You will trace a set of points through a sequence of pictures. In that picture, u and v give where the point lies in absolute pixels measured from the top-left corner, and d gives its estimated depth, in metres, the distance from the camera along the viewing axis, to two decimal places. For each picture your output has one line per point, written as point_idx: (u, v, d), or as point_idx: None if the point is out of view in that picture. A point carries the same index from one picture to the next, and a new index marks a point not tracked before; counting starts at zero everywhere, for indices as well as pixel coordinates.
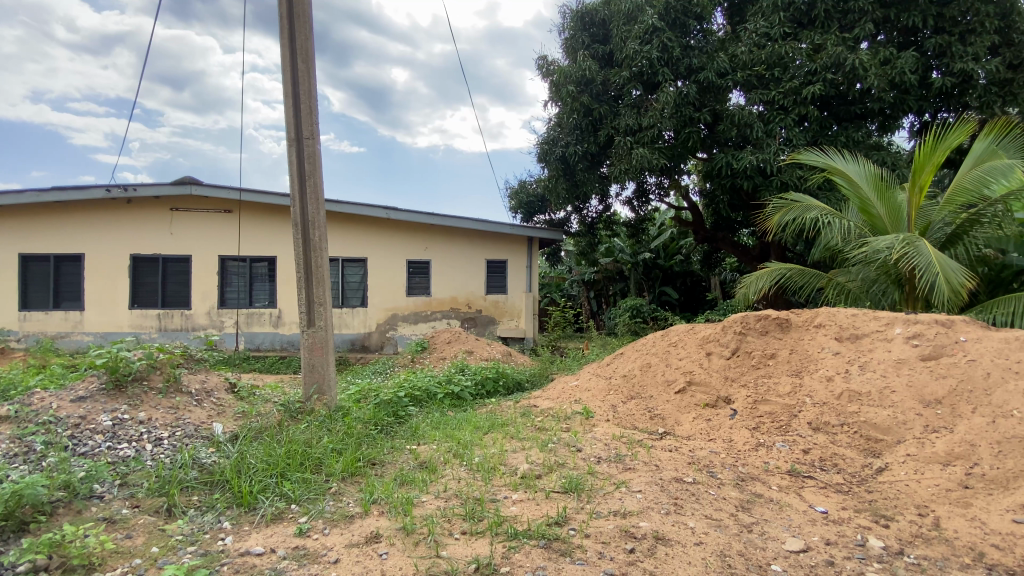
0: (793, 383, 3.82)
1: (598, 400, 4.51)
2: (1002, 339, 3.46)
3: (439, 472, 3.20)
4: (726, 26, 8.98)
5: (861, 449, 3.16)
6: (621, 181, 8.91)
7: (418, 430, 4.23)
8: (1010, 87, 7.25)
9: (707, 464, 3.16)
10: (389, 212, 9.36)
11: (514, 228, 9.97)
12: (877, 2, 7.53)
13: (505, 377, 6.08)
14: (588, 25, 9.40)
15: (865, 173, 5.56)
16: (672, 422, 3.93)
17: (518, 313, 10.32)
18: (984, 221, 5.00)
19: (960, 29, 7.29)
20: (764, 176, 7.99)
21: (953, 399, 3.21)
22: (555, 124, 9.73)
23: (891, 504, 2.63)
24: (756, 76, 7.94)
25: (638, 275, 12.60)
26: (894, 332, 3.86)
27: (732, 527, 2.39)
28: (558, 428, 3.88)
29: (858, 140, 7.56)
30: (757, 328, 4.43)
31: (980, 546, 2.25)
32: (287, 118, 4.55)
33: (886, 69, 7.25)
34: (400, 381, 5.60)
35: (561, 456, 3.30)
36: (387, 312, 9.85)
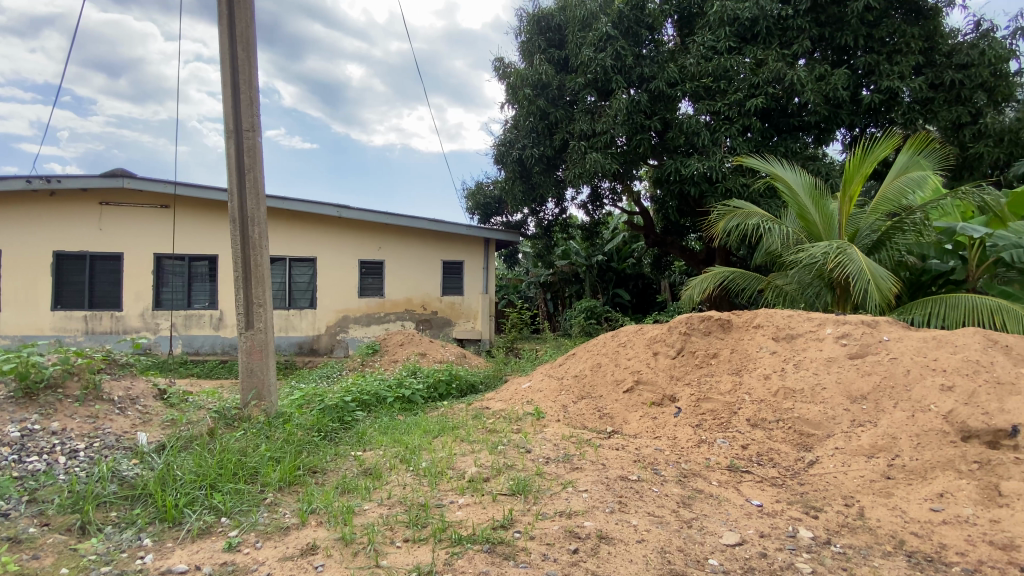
0: (733, 381, 3.96)
1: (549, 400, 4.52)
2: (920, 339, 3.71)
3: (384, 478, 3.11)
4: (676, 37, 9.29)
5: (795, 444, 3.30)
6: (576, 184, 9.04)
7: (365, 436, 4.10)
8: (930, 106, 7.75)
9: (652, 461, 3.21)
10: (340, 210, 9.06)
11: (471, 229, 9.88)
12: (813, 21, 7.99)
13: (458, 379, 5.99)
14: (544, 29, 9.49)
15: (802, 181, 5.87)
16: (620, 421, 3.99)
17: (474, 314, 10.24)
18: (906, 228, 5.38)
19: (887, 49, 7.82)
20: (710, 183, 8.29)
21: (877, 394, 3.42)
22: (512, 127, 9.76)
23: (820, 495, 2.77)
24: (703, 87, 8.26)
25: (592, 277, 12.80)
26: (825, 332, 4.07)
27: (673, 523, 2.44)
28: (509, 430, 3.85)
29: (795, 150, 7.97)
30: (700, 328, 4.58)
31: (901, 534, 2.38)
32: (225, 108, 4.32)
33: (821, 84, 7.70)
34: (348, 385, 5.42)
35: (510, 458, 3.27)
36: (338, 314, 9.54)
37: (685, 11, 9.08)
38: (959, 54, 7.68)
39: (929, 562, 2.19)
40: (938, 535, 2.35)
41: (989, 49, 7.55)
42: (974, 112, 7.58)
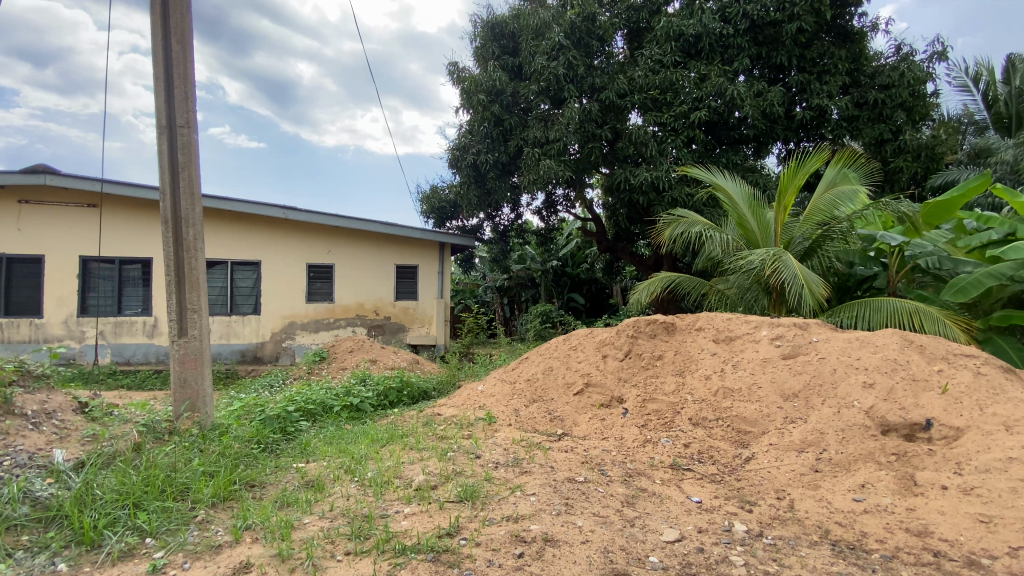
0: (677, 382, 4.11)
1: (501, 405, 4.51)
2: (845, 339, 3.96)
3: (327, 490, 3.00)
4: (626, 50, 9.58)
5: (733, 441, 3.45)
6: (530, 190, 9.12)
7: (308, 447, 3.95)
8: (856, 123, 8.28)
9: (599, 462, 3.28)
10: (286, 211, 8.72)
11: (425, 233, 9.72)
12: (752, 40, 8.44)
13: (410, 386, 5.87)
14: (498, 35, 9.54)
15: (742, 192, 6.17)
16: (570, 423, 4.05)
17: (429, 319, 10.11)
18: (834, 237, 5.78)
19: (817, 69, 8.36)
20: (658, 192, 8.59)
21: (807, 392, 3.62)
22: (466, 131, 9.74)
23: (755, 490, 2.90)
24: (651, 99, 8.56)
25: (547, 282, 12.96)
26: (761, 334, 4.28)
27: (617, 522, 2.49)
28: (459, 436, 3.81)
29: (736, 162, 8.38)
30: (647, 331, 4.72)
31: (827, 523, 2.53)
32: (158, 103, 4.08)
33: (759, 100, 8.13)
34: (292, 394, 5.21)
35: (459, 464, 3.23)
36: (284, 320, 9.17)
37: (635, 25, 9.38)
38: (881, 76, 8.26)
39: (851, 549, 2.33)
40: (859, 524, 2.51)
41: (908, 71, 8.13)
42: (894, 129, 8.14)
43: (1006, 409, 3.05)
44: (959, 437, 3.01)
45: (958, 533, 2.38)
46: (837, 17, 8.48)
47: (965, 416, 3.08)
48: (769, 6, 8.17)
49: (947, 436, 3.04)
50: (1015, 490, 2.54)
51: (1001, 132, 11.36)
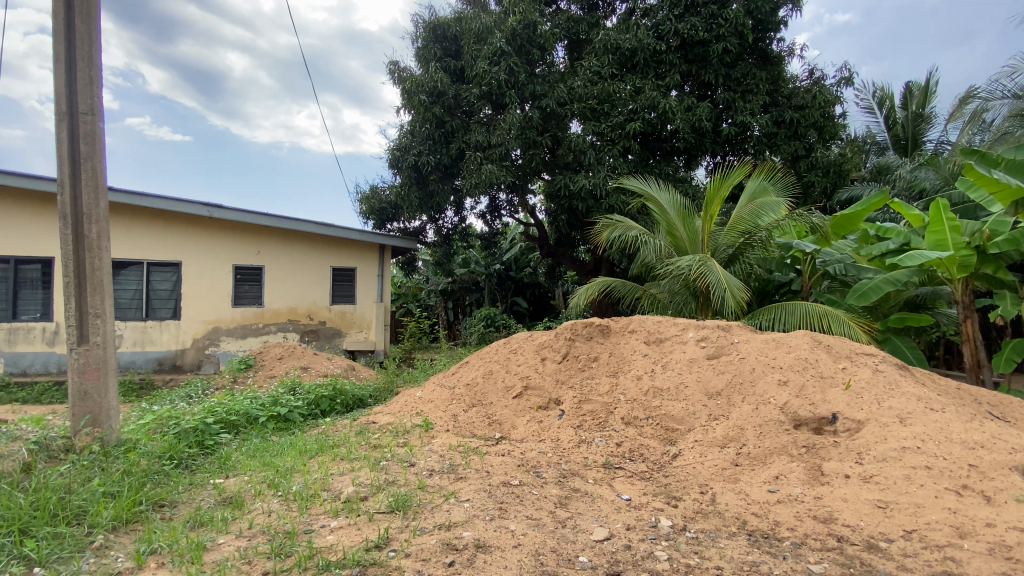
0: (611, 383, 4.23)
1: (439, 410, 4.43)
2: (763, 340, 4.23)
3: (246, 506, 2.82)
4: (567, 60, 9.81)
5: (662, 439, 3.60)
6: (472, 194, 9.09)
7: (228, 461, 3.69)
8: (775, 140, 8.88)
9: (535, 464, 3.29)
10: (210, 209, 8.14)
11: (363, 235, 9.40)
12: (682, 57, 8.90)
13: (344, 394, 5.64)
14: (440, 37, 9.47)
15: (672, 201, 6.46)
16: (508, 426, 4.05)
17: (368, 324, 9.80)
18: (754, 244, 6.16)
19: (742, 88, 8.91)
20: (596, 199, 8.84)
21: (728, 390, 3.84)
22: (407, 132, 9.57)
23: (681, 486, 3.02)
24: (590, 108, 8.80)
25: (491, 285, 12.98)
26: (688, 335, 4.50)
27: (549, 524, 2.50)
28: (394, 444, 3.70)
29: (668, 173, 8.77)
30: (583, 334, 4.82)
31: (745, 515, 2.67)
32: (58, 87, 3.70)
33: (689, 114, 8.56)
34: (212, 405, 4.87)
35: (392, 473, 3.12)
36: (207, 325, 8.57)
37: (574, 36, 9.64)
38: (796, 97, 8.91)
39: (765, 537, 2.46)
40: (773, 513, 2.66)
41: (820, 93, 8.80)
42: (807, 147, 8.81)
43: (899, 403, 3.36)
44: (860, 429, 3.29)
45: (859, 518, 2.57)
46: (758, 40, 9.12)
47: (865, 410, 3.37)
48: (697, 26, 8.65)
49: (850, 428, 3.31)
50: (907, 478, 2.79)
51: (899, 153, 12.60)
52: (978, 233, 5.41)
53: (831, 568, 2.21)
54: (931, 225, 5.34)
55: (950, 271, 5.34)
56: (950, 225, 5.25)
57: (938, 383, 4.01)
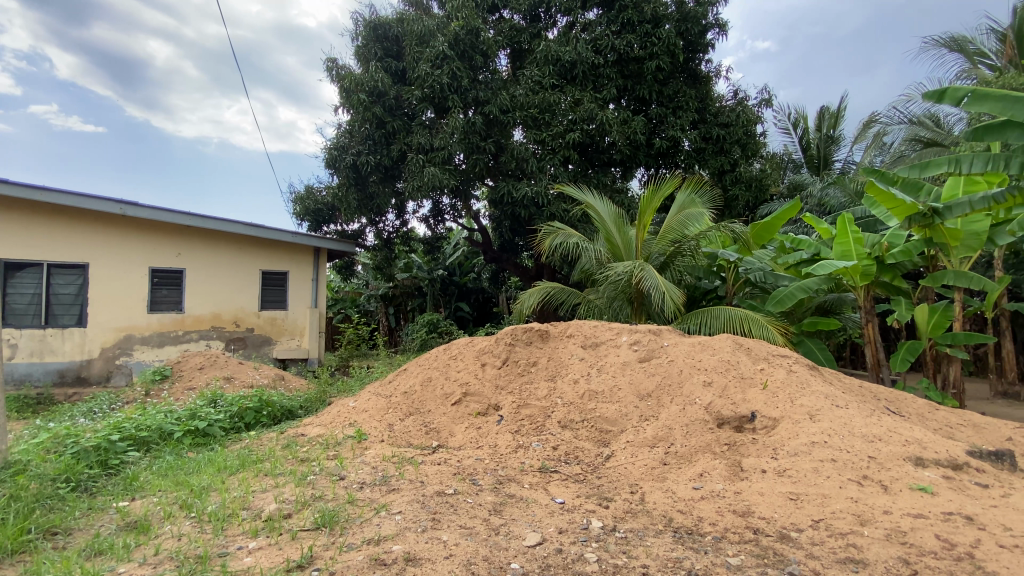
0: (549, 388, 4.28)
1: (375, 420, 4.29)
2: (690, 344, 4.44)
3: (153, 531, 2.59)
4: (510, 68, 9.93)
5: (596, 440, 3.69)
6: (414, 198, 8.93)
7: (135, 482, 3.38)
8: (703, 155, 9.35)
9: (471, 472, 3.25)
10: (123, 207, 7.45)
11: (296, 236, 8.97)
12: (619, 73, 9.24)
13: (271, 406, 5.32)
14: (381, 37, 9.27)
15: (608, 210, 6.66)
16: (446, 434, 4.00)
17: (301, 331, 9.37)
18: (683, 253, 6.47)
19: (674, 104, 9.34)
20: (538, 206, 8.98)
21: (659, 392, 3.99)
22: (345, 132, 9.29)
23: (613, 487, 3.10)
24: (531, 117, 8.94)
25: (433, 291, 12.82)
26: (622, 339, 4.65)
27: (482, 532, 2.48)
28: (323, 457, 3.53)
29: (605, 183, 9.03)
30: (523, 339, 4.85)
31: (671, 512, 2.77)
32: None
33: (625, 127, 8.89)
34: (118, 420, 4.45)
35: (319, 488, 2.97)
36: (118, 333, 7.86)
37: (516, 45, 9.76)
38: (722, 115, 9.39)
39: (689, 533, 2.56)
40: (696, 510, 2.78)
41: (743, 113, 9.33)
42: (732, 162, 9.31)
43: (810, 401, 3.63)
44: (775, 426, 3.52)
45: (773, 510, 2.73)
46: (689, 60, 9.60)
47: (780, 408, 3.61)
48: (633, 43, 9.02)
49: (767, 425, 3.54)
50: (816, 470, 3.01)
51: (812, 171, 13.67)
52: (877, 244, 5.97)
53: (748, 560, 2.32)
54: (838, 236, 5.85)
55: (854, 279, 5.86)
56: (854, 238, 5.78)
57: (844, 382, 4.37)
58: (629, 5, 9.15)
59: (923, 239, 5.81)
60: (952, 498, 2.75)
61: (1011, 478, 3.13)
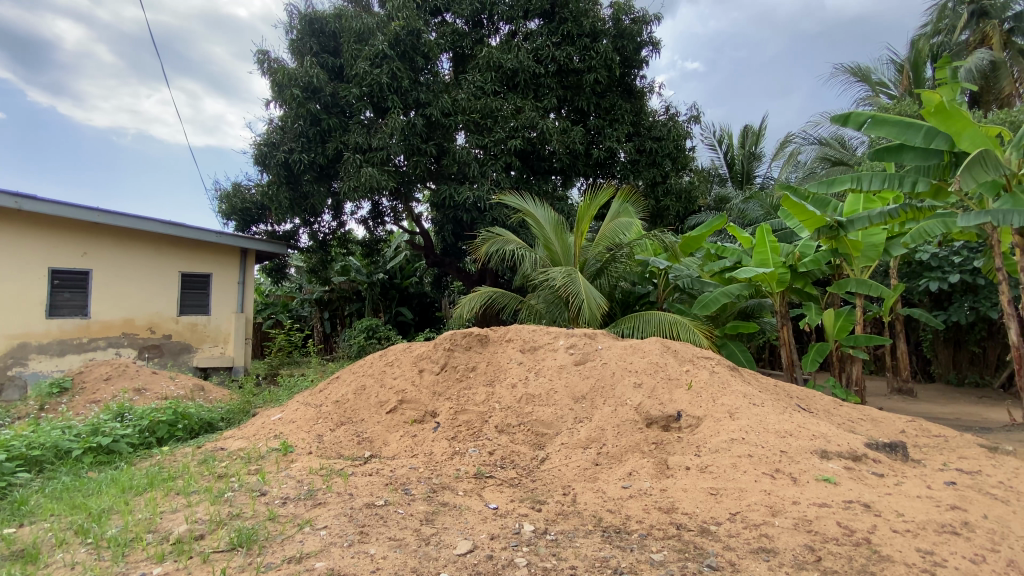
0: (487, 392, 4.27)
1: (303, 431, 4.09)
2: (623, 347, 4.59)
3: (42, 560, 2.33)
4: (451, 72, 9.90)
5: (532, 444, 3.72)
6: (350, 198, 8.65)
7: (23, 506, 3.03)
8: (637, 166, 9.69)
9: (404, 481, 3.17)
10: (19, 201, 6.67)
11: (221, 236, 8.43)
12: (559, 83, 9.45)
13: (187, 418, 4.94)
14: (317, 32, 8.96)
15: (548, 217, 6.79)
16: (379, 443, 3.88)
17: (224, 337, 8.80)
18: (617, 258, 6.71)
19: (611, 116, 9.62)
20: (480, 211, 9.00)
21: (593, 394, 4.10)
22: (277, 128, 8.87)
23: (546, 489, 3.14)
24: (473, 122, 8.94)
25: (373, 295, 12.45)
26: (559, 343, 4.74)
27: (412, 543, 2.42)
28: (244, 472, 3.33)
29: (546, 190, 9.18)
30: (462, 344, 4.82)
31: (601, 512, 2.84)
32: None
33: (565, 137, 9.07)
34: (3, 439, 3.98)
35: (237, 506, 2.79)
36: (10, 341, 7.01)
37: (458, 50, 9.75)
38: (655, 129, 9.80)
39: (617, 532, 2.63)
40: (625, 509, 2.87)
41: (674, 128, 9.79)
42: (663, 175, 9.68)
43: (730, 400, 3.85)
44: (699, 424, 3.71)
45: (696, 506, 2.86)
46: (626, 74, 9.94)
47: (703, 407, 3.81)
48: (572, 56, 9.28)
49: (691, 424, 3.72)
50: (734, 465, 3.19)
51: (736, 185, 14.58)
52: (790, 254, 6.42)
53: (670, 555, 2.42)
54: (757, 246, 6.23)
55: (771, 286, 6.33)
56: (771, 247, 6.19)
57: (761, 382, 4.67)
58: (568, 18, 9.40)
59: (830, 250, 6.32)
60: (851, 487, 3.01)
61: (902, 467, 3.46)
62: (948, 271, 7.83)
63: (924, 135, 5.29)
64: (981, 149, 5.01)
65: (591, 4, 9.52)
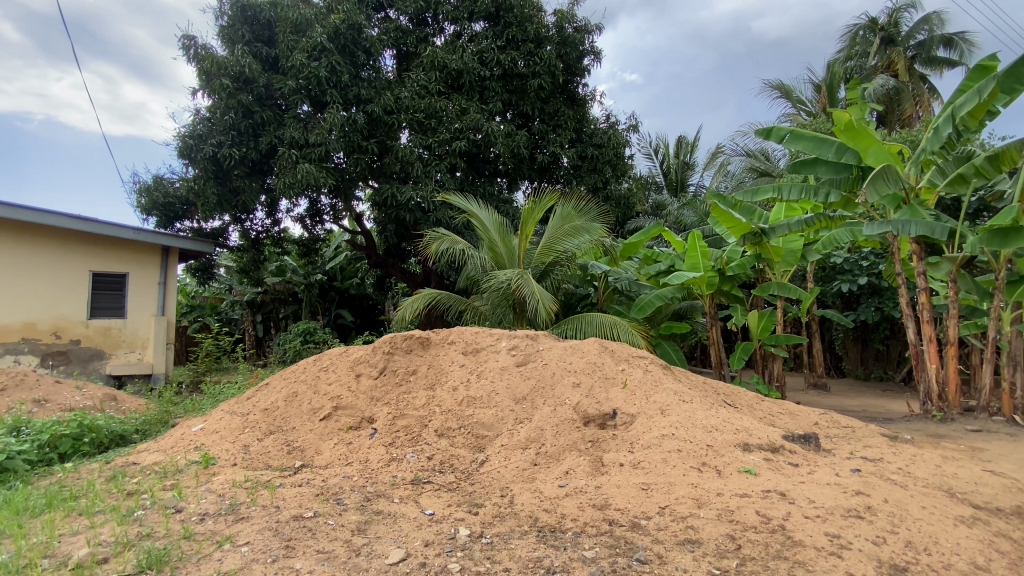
0: (427, 396, 4.21)
1: (227, 442, 3.87)
2: (563, 348, 4.66)
3: None
4: (394, 69, 9.71)
5: (471, 446, 3.72)
6: (285, 195, 8.28)
7: None
8: (580, 172, 9.89)
9: (336, 491, 3.06)
10: None
11: (139, 233, 7.81)
12: (504, 87, 9.50)
13: (96, 431, 4.52)
14: (249, 20, 8.53)
15: (492, 219, 6.82)
16: (311, 452, 3.73)
17: (143, 342, 8.09)
18: (561, 262, 6.85)
19: (553, 121, 9.76)
20: (423, 211, 8.87)
21: (533, 394, 4.15)
22: (204, 118, 8.34)
23: (484, 492, 3.13)
24: (417, 121, 8.81)
25: (311, 297, 11.98)
26: (501, 345, 4.75)
27: (341, 555, 2.34)
28: (157, 488, 3.08)
29: (491, 192, 9.21)
30: (402, 347, 4.74)
31: (537, 512, 2.87)
32: None
33: (510, 141, 9.10)
34: None
35: (147, 524, 2.59)
36: None
37: (402, 47, 9.59)
38: (596, 136, 10.02)
39: (552, 531, 2.67)
40: (560, 507, 2.92)
41: (614, 136, 10.05)
42: (604, 181, 9.92)
43: (662, 397, 4.00)
44: (632, 422, 3.84)
45: (628, 501, 2.96)
46: (569, 82, 10.12)
47: (637, 405, 3.95)
48: (517, 60, 9.34)
49: (626, 422, 3.84)
50: (664, 460, 3.33)
51: (671, 192, 15.26)
52: (720, 258, 6.81)
53: (602, 552, 2.48)
54: (689, 250, 6.57)
55: (701, 289, 6.66)
56: (701, 252, 6.53)
57: (691, 379, 4.90)
58: (513, 23, 9.47)
59: (754, 255, 6.73)
60: (769, 477, 3.22)
61: (814, 457, 3.74)
62: (858, 274, 8.55)
63: (836, 150, 5.79)
64: (883, 164, 5.52)
65: (535, 11, 9.64)
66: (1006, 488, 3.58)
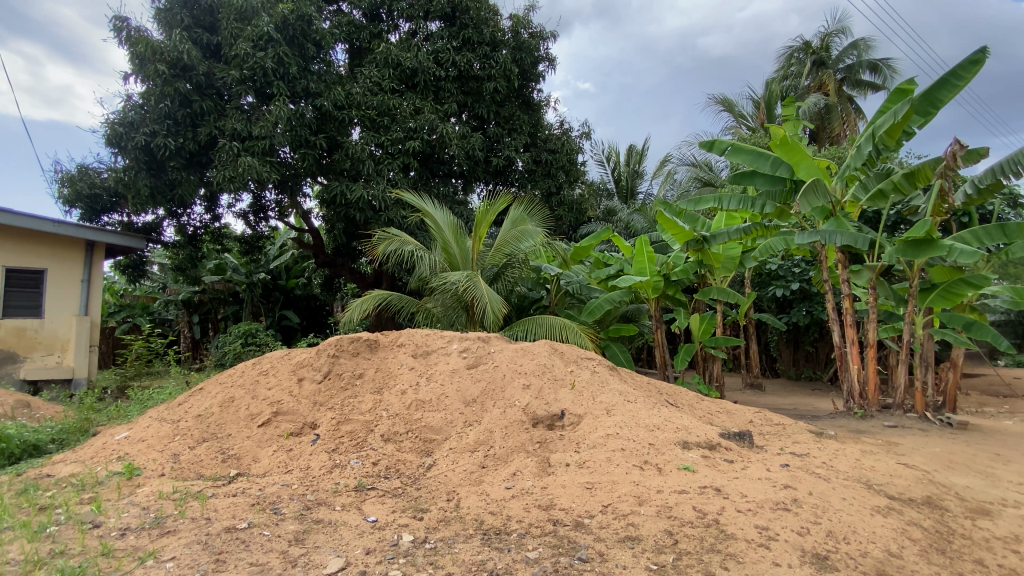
0: (374, 400, 4.13)
1: (154, 451, 3.64)
2: (514, 350, 4.69)
3: None
4: (347, 64, 9.48)
5: (419, 451, 3.67)
6: (225, 189, 7.87)
7: None
8: (534, 176, 9.99)
9: (274, 500, 2.95)
10: None
11: (60, 226, 7.20)
12: (460, 89, 9.46)
13: (4, 441, 4.13)
14: (190, 4, 8.11)
15: (446, 220, 6.77)
16: (248, 460, 3.56)
17: (62, 345, 7.49)
18: (514, 264, 6.89)
19: (508, 125, 9.79)
20: (374, 210, 8.68)
21: (482, 397, 4.15)
22: (136, 105, 7.82)
23: (429, 496, 3.10)
24: (368, 118, 8.64)
25: (253, 297, 11.44)
26: (452, 347, 4.73)
27: (276, 567, 2.25)
28: (73, 502, 2.86)
29: (444, 193, 9.15)
30: (349, 350, 4.63)
31: (483, 515, 2.87)
32: None
33: (465, 142, 9.04)
34: None
35: (61, 541, 2.40)
36: None
37: (354, 43, 9.38)
38: (551, 142, 10.15)
39: (496, 534, 2.68)
40: (506, 509, 2.93)
41: (568, 142, 10.22)
42: (558, 186, 10.05)
43: (607, 398, 4.11)
44: (579, 422, 3.91)
45: (572, 501, 3.01)
46: (524, 87, 10.22)
47: (584, 406, 4.03)
48: (472, 62, 9.34)
49: (573, 422, 3.91)
50: (608, 459, 3.42)
51: (621, 199, 15.69)
52: (665, 264, 7.07)
53: (545, 552, 2.52)
54: (636, 255, 6.76)
55: (648, 293, 6.88)
56: (648, 257, 6.75)
57: (637, 380, 5.05)
58: (469, 25, 9.47)
59: (697, 261, 7.03)
60: (706, 474, 3.37)
61: (748, 453, 3.95)
62: (792, 280, 9.08)
63: (772, 163, 6.13)
64: (813, 178, 5.91)
65: (490, 14, 9.69)
66: (917, 480, 3.90)
